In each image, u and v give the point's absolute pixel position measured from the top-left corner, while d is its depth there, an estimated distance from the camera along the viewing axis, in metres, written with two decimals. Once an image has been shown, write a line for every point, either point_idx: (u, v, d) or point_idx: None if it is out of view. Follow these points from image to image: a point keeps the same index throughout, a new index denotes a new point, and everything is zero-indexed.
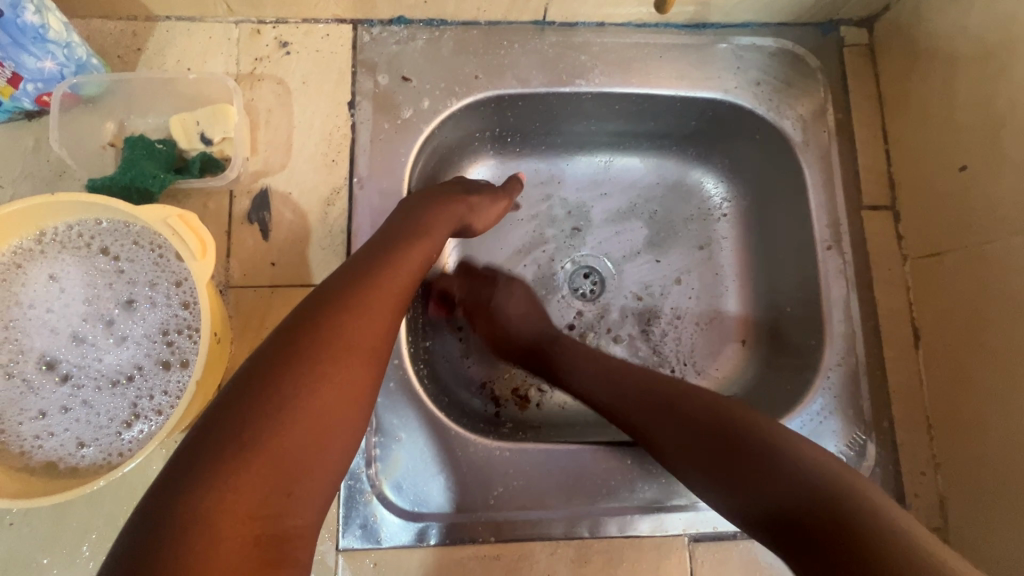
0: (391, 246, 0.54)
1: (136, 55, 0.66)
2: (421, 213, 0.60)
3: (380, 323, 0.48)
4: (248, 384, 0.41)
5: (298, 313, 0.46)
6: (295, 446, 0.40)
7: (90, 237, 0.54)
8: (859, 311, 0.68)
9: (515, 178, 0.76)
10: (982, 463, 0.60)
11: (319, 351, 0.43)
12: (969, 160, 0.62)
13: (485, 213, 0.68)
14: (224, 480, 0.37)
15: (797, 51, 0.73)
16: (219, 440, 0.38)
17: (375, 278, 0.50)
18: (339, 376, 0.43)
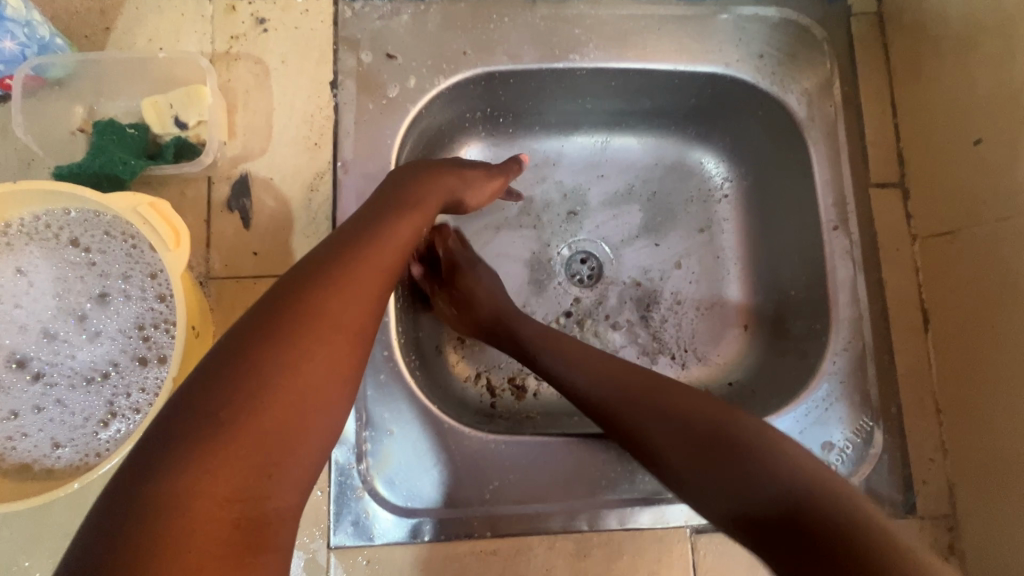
0: (380, 216, 0.51)
1: (104, 35, 0.63)
2: (410, 184, 0.57)
3: (369, 297, 0.44)
4: (227, 359, 0.38)
5: (279, 286, 0.43)
6: (277, 426, 0.37)
7: (59, 228, 0.51)
8: (866, 293, 0.65)
9: (515, 161, 0.70)
10: (994, 449, 0.58)
11: (303, 327, 0.40)
12: (983, 133, 0.59)
13: (477, 190, 0.65)
14: (198, 462, 0.35)
15: (803, 21, 0.70)
16: (193, 420, 0.36)
17: (363, 249, 0.46)
18: (323, 353, 0.40)
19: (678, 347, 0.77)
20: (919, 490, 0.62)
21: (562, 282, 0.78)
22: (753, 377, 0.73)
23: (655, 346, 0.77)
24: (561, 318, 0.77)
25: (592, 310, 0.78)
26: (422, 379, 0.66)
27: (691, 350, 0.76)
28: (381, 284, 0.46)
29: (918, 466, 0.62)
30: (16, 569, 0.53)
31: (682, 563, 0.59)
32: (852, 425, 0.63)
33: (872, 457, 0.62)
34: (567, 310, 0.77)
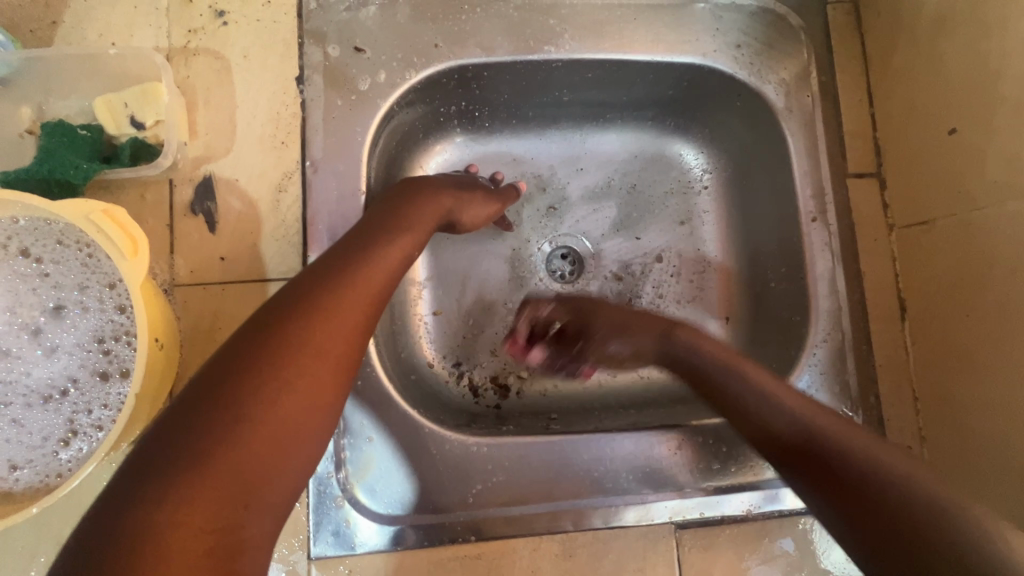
0: (369, 238, 0.50)
1: (51, 30, 0.59)
2: (403, 205, 0.56)
3: (355, 324, 0.43)
4: (209, 388, 0.37)
5: (264, 311, 0.42)
6: (260, 454, 0.36)
7: (7, 238, 0.49)
8: (845, 284, 0.65)
9: (513, 189, 0.72)
10: (969, 436, 0.58)
11: (288, 354, 0.39)
12: (958, 122, 0.59)
13: (479, 213, 0.65)
14: (178, 490, 0.33)
15: (780, 10, 0.69)
16: (176, 447, 0.35)
17: (350, 273, 0.46)
18: (308, 379, 0.39)
19: None
20: None
21: (543, 279, 0.77)
22: None
23: None
24: None
25: None
26: (401, 383, 0.65)
27: None
28: (370, 308, 0.45)
29: None
30: None
31: (667, 559, 0.59)
32: None
33: None
34: None
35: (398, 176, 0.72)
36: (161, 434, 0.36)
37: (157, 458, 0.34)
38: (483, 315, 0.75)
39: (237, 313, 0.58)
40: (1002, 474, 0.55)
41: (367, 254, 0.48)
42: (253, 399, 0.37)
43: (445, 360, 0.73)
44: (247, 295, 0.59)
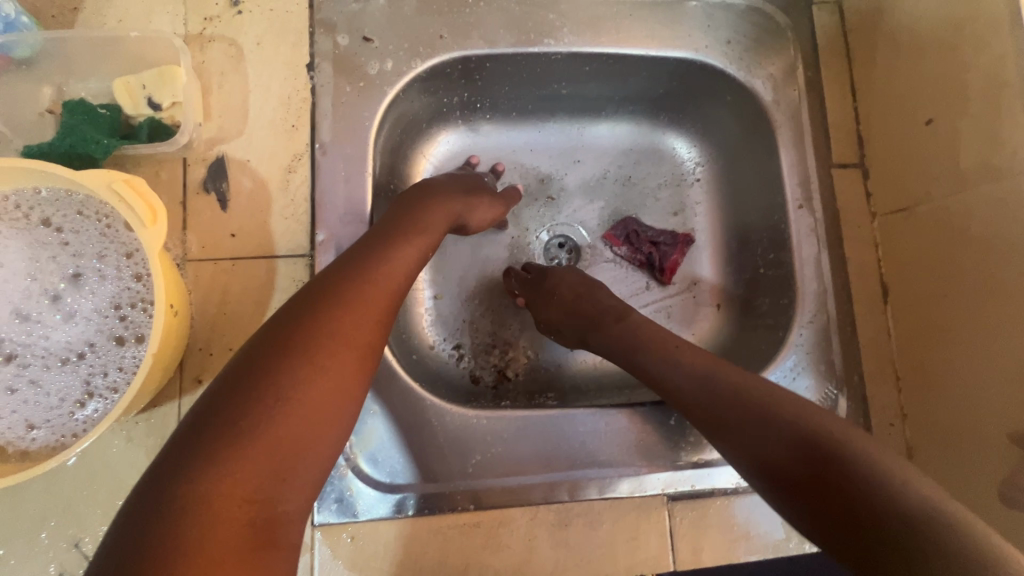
0: (388, 237, 0.52)
1: (72, 15, 0.62)
2: (414, 207, 0.59)
3: (378, 314, 0.46)
4: (247, 371, 0.39)
5: (290, 305, 0.44)
6: (296, 432, 0.38)
7: (29, 208, 0.51)
8: (830, 268, 0.68)
9: (514, 189, 0.75)
10: (947, 411, 0.61)
11: (317, 341, 0.41)
12: (934, 113, 0.62)
13: (484, 221, 0.69)
14: (222, 466, 0.35)
15: (767, 9, 0.72)
16: (219, 425, 0.37)
17: (370, 269, 0.48)
18: (337, 366, 0.42)
19: None
20: None
21: (541, 266, 0.80)
22: (724, 352, 0.76)
23: None
24: None
25: None
26: (403, 359, 0.67)
27: (667, 330, 0.79)
28: (391, 301, 0.48)
29: (880, 431, 0.65)
30: None
31: (659, 529, 0.61)
32: (818, 394, 0.65)
33: None
34: None
35: (401, 162, 0.75)
36: (204, 414, 0.38)
37: (199, 437, 0.36)
38: (485, 299, 0.78)
39: (247, 287, 0.60)
40: (979, 445, 0.58)
41: (386, 250, 0.50)
42: (287, 382, 0.39)
43: (445, 340, 0.75)
44: (256, 271, 0.61)
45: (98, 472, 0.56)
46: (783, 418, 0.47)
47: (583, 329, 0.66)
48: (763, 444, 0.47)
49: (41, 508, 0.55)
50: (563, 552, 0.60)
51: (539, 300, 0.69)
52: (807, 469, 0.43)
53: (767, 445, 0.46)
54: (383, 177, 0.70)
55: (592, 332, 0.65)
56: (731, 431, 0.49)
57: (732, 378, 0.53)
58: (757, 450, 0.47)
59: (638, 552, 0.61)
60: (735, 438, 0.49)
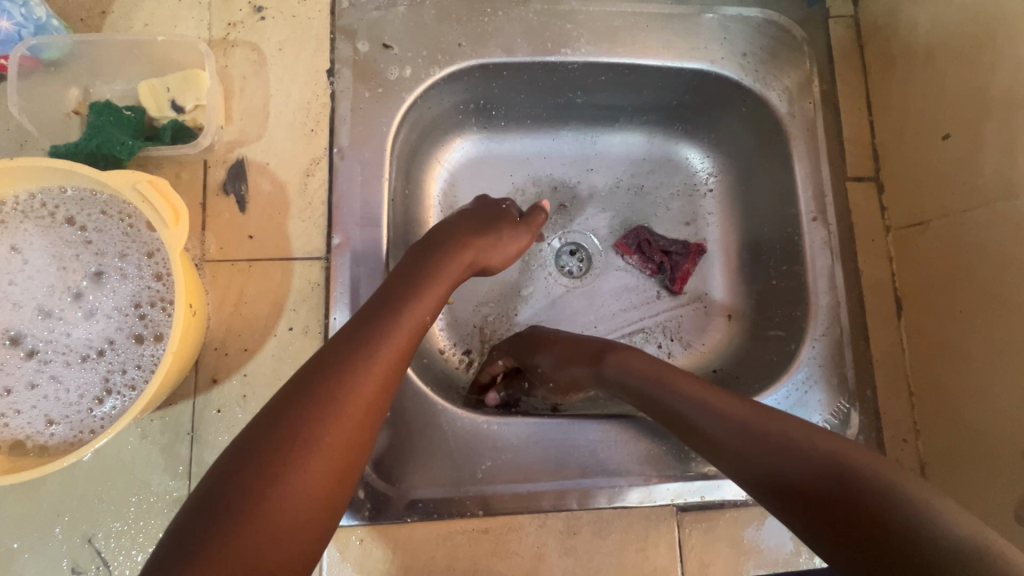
0: (402, 291, 0.53)
1: (100, 18, 0.63)
2: (423, 266, 0.57)
3: (389, 376, 0.46)
4: (260, 437, 0.40)
5: (298, 381, 0.44)
6: (299, 525, 0.39)
7: (54, 207, 0.52)
8: (844, 281, 0.68)
9: (538, 208, 0.73)
10: (961, 428, 0.60)
11: (328, 405, 0.42)
12: (952, 128, 0.62)
13: (506, 255, 0.67)
14: (223, 562, 0.35)
15: (783, 23, 0.73)
16: (226, 494, 0.38)
17: (383, 341, 0.47)
18: (341, 455, 0.42)
19: (664, 336, 0.79)
20: None
21: (552, 273, 0.80)
22: (735, 363, 0.76)
23: (643, 335, 0.79)
24: (552, 308, 0.79)
25: (583, 300, 0.80)
26: (415, 363, 0.67)
27: (677, 339, 0.79)
28: (397, 376, 0.47)
29: (892, 446, 0.65)
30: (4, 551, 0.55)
31: (668, 540, 0.61)
32: (830, 408, 0.65)
33: (849, 438, 0.65)
34: (557, 300, 0.79)
35: (417, 167, 0.75)
36: (216, 482, 0.38)
37: (200, 529, 0.36)
38: (496, 304, 0.78)
39: (263, 288, 0.61)
40: (992, 463, 0.57)
41: (400, 306, 0.51)
42: (293, 474, 0.39)
43: (455, 345, 0.76)
44: (272, 272, 0.61)
45: (113, 469, 0.57)
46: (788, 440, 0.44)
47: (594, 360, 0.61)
48: (763, 468, 0.44)
49: (55, 503, 0.55)
50: (571, 561, 0.60)
51: (537, 349, 0.67)
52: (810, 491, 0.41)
53: (766, 469, 0.44)
54: (398, 183, 0.71)
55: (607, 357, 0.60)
56: (729, 455, 0.47)
57: (727, 401, 0.50)
58: (756, 472, 0.44)
59: (647, 563, 0.61)
60: (742, 467, 0.45)
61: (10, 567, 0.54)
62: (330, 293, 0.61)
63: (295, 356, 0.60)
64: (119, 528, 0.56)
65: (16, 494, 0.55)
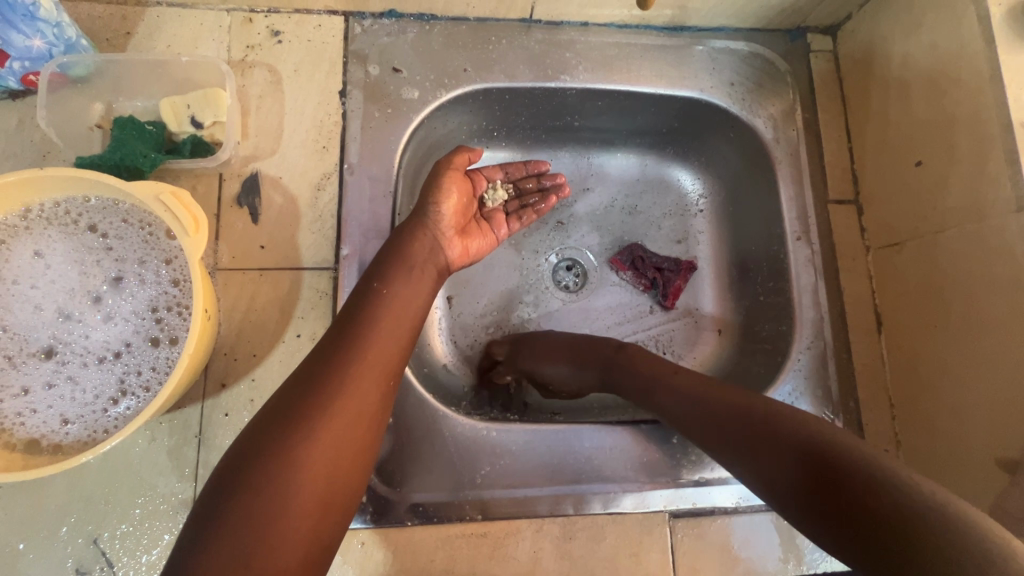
0: (410, 255, 0.59)
1: (125, 38, 0.67)
2: (402, 245, 0.60)
3: (400, 327, 0.54)
4: (300, 376, 0.48)
5: (307, 362, 0.49)
6: (321, 480, 0.44)
7: (78, 214, 0.54)
8: (827, 298, 0.72)
9: (461, 151, 0.67)
10: (937, 437, 0.63)
11: (349, 346, 0.50)
12: (922, 155, 0.67)
13: (441, 200, 0.64)
14: (281, 463, 0.43)
15: (767, 55, 0.78)
16: (271, 417, 0.45)
17: (395, 297, 0.55)
18: (351, 420, 0.47)
19: (657, 349, 0.82)
20: None
21: (549, 288, 0.83)
22: (726, 376, 0.79)
23: None
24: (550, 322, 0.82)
25: (578, 313, 0.83)
26: (418, 372, 0.69)
27: (670, 352, 0.82)
28: (398, 353, 0.52)
29: None
30: (9, 552, 0.55)
31: (660, 545, 0.63)
32: (815, 418, 0.68)
33: None
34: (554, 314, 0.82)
35: (423, 184, 0.79)
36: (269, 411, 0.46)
37: (253, 447, 0.43)
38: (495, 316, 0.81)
39: (273, 296, 0.63)
40: (966, 472, 0.60)
41: (410, 269, 0.58)
42: (307, 438, 0.44)
43: (456, 356, 0.78)
44: (282, 281, 0.64)
45: (120, 470, 0.58)
46: (836, 444, 0.46)
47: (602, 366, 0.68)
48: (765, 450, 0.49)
49: (62, 504, 0.57)
50: (566, 565, 0.61)
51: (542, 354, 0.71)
52: (833, 483, 0.44)
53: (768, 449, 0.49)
54: (404, 198, 0.74)
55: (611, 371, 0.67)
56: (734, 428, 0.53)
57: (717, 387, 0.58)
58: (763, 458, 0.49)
59: (640, 568, 0.62)
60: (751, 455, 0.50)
61: (14, 567, 0.55)
62: (337, 302, 0.64)
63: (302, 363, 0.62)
64: (124, 529, 0.57)
65: (23, 494, 0.56)
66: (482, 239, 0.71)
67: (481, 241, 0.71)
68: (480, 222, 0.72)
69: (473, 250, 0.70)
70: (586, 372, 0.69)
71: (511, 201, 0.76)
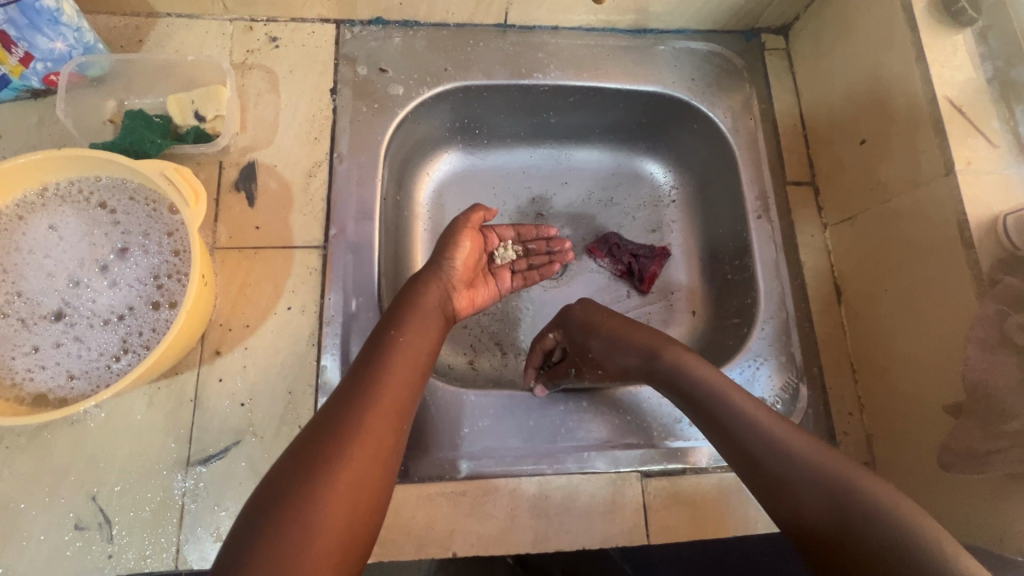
0: (418, 304, 0.63)
1: (137, 45, 0.74)
2: (415, 294, 0.64)
3: (413, 372, 0.57)
4: (320, 424, 0.51)
5: (327, 406, 0.52)
6: (342, 520, 0.46)
7: (90, 192, 0.60)
8: (787, 270, 0.76)
9: (477, 208, 0.72)
10: (894, 395, 0.66)
11: (365, 392, 0.53)
12: (867, 134, 0.72)
13: (454, 255, 0.69)
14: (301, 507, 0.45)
15: (725, 53, 0.85)
16: (293, 463, 0.48)
17: (408, 341, 0.59)
18: (369, 461, 0.49)
19: None
20: (841, 440, 0.70)
21: None
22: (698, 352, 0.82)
23: None
24: (533, 310, 0.86)
25: (558, 299, 0.87)
26: None
27: None
28: (410, 394, 0.56)
29: (839, 419, 0.71)
30: (11, 509, 0.59)
31: (633, 503, 0.65)
32: (780, 382, 0.71)
33: (798, 411, 0.70)
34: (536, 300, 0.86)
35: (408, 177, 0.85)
36: (291, 458, 0.48)
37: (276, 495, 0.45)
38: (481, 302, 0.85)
39: (267, 272, 0.68)
40: (922, 424, 0.63)
41: (421, 316, 0.62)
42: (327, 479, 0.47)
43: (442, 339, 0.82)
44: (276, 258, 0.69)
45: (119, 432, 0.61)
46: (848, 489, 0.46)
47: (646, 360, 0.61)
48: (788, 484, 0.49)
49: (65, 464, 0.60)
50: (543, 522, 0.64)
51: (588, 331, 0.65)
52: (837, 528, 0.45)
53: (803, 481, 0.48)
54: (390, 187, 0.80)
55: (658, 359, 0.60)
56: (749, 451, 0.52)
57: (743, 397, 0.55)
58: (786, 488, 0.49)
59: (614, 525, 0.64)
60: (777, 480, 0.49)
61: (16, 523, 0.58)
62: (327, 276, 0.69)
63: (293, 333, 0.67)
64: (121, 488, 0.60)
65: (28, 455, 0.60)
66: (486, 291, 0.76)
67: (486, 293, 0.75)
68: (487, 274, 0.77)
69: (478, 302, 0.74)
70: (632, 371, 0.63)
71: (519, 260, 0.81)
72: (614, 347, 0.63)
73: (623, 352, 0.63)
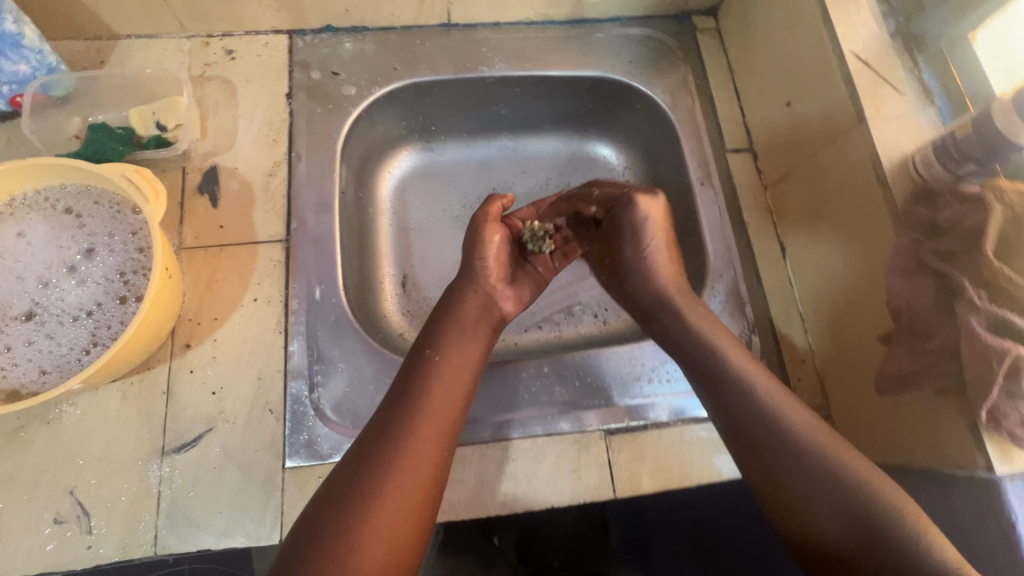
0: (456, 325, 0.63)
1: (100, 66, 0.78)
2: (452, 307, 0.66)
3: (454, 398, 0.57)
4: (360, 454, 0.51)
5: (368, 433, 0.53)
6: (378, 556, 0.45)
7: (56, 199, 0.63)
8: (732, 231, 0.80)
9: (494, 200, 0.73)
10: (839, 337, 0.69)
11: (404, 421, 0.53)
12: (791, 96, 0.76)
13: (484, 254, 0.70)
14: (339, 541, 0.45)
15: (660, 36, 0.90)
16: (334, 495, 0.48)
17: (446, 365, 0.58)
18: (409, 494, 0.49)
19: (598, 306, 0.88)
20: (796, 386, 0.73)
21: None
22: None
23: (578, 307, 0.88)
24: None
25: None
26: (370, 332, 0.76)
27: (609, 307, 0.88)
28: (451, 421, 0.55)
29: (792, 366, 0.73)
30: None
31: (599, 461, 0.68)
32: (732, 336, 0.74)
33: None
34: None
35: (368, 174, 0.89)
36: (332, 488, 0.49)
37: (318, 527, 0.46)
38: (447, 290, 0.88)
39: (232, 267, 0.71)
40: (865, 359, 0.66)
41: (459, 338, 0.62)
42: (364, 512, 0.46)
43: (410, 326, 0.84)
44: (240, 253, 0.72)
45: (94, 428, 0.64)
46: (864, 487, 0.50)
47: (658, 304, 0.69)
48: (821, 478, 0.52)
49: (43, 462, 0.62)
50: (512, 484, 0.66)
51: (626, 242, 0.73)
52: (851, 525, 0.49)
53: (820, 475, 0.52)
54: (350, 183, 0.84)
55: (664, 313, 0.68)
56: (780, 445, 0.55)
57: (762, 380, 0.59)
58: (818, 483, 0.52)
59: (581, 483, 0.67)
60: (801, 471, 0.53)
61: None
62: (290, 267, 0.72)
63: (260, 322, 0.69)
64: (98, 481, 0.62)
65: (7, 456, 0.62)
66: (529, 282, 0.75)
67: (529, 283, 0.74)
68: (525, 264, 0.76)
69: (525, 295, 0.73)
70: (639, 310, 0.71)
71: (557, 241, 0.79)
72: (638, 278, 0.71)
73: (644, 287, 0.71)
